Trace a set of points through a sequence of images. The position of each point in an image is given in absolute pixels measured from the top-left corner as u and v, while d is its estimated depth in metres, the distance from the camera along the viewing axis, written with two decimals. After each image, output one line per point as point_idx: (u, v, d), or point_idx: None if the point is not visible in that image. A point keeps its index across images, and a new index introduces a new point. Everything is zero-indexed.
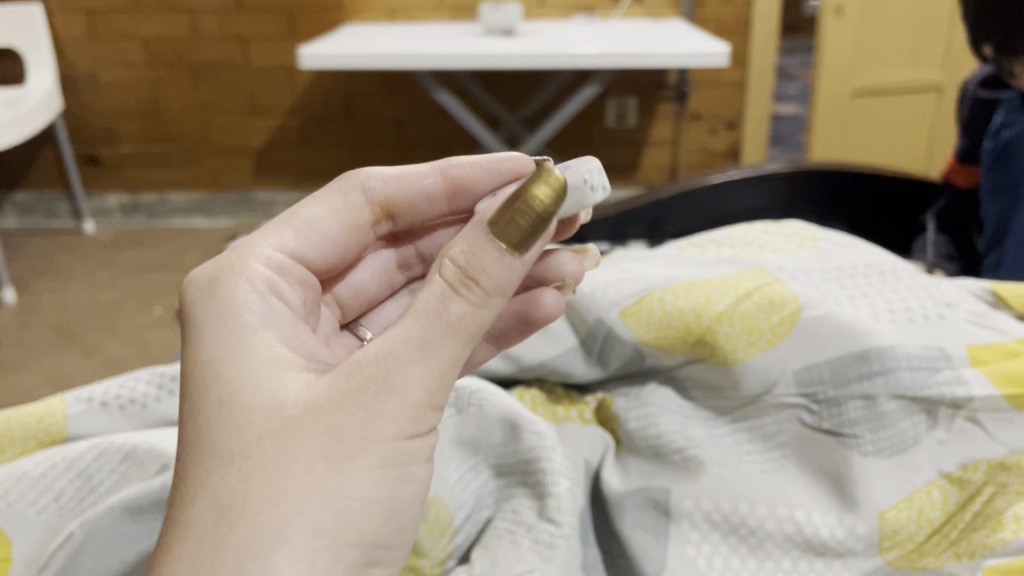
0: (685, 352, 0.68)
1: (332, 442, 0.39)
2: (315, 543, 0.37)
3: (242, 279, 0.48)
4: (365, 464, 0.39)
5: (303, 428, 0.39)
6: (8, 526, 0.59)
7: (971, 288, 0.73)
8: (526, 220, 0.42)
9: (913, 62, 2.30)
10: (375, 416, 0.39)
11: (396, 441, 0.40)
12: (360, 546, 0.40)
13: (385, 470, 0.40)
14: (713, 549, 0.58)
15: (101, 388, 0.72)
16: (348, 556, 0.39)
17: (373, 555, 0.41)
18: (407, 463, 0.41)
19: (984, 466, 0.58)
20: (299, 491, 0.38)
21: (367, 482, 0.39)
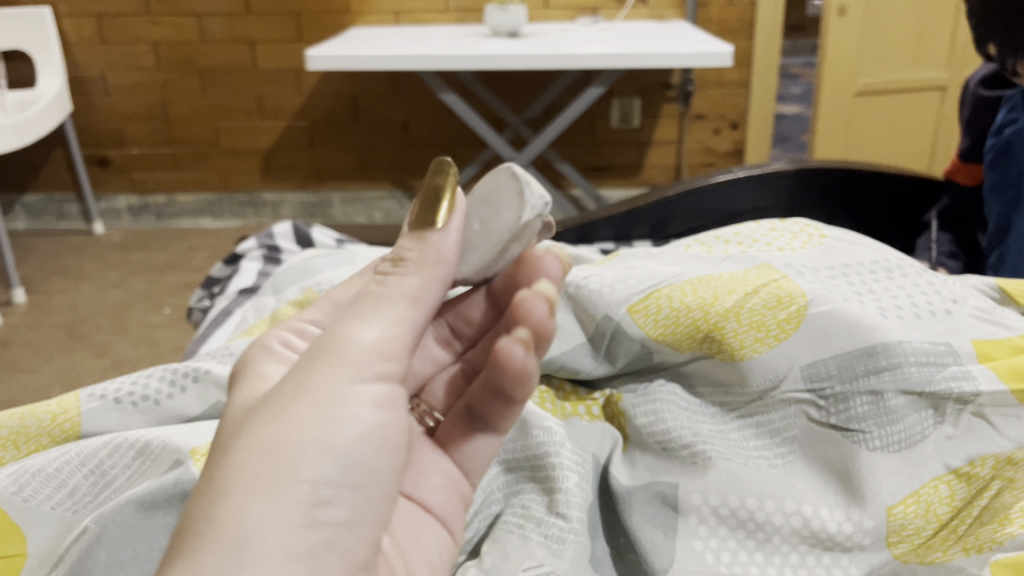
0: (692, 348, 0.69)
1: (271, 402, 0.39)
2: (251, 485, 0.36)
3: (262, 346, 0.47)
4: (302, 407, 0.39)
5: (258, 405, 0.40)
6: (24, 521, 0.60)
7: (978, 284, 0.73)
8: (440, 205, 0.44)
9: (916, 62, 2.30)
10: (315, 370, 0.40)
11: (337, 384, 0.39)
12: (316, 486, 0.37)
13: (322, 406, 0.39)
14: (721, 543, 0.59)
15: (114, 386, 0.73)
16: (300, 494, 0.37)
17: (332, 497, 0.38)
18: (359, 406, 0.40)
19: (991, 461, 0.59)
20: (242, 451, 0.38)
21: (308, 422, 0.38)
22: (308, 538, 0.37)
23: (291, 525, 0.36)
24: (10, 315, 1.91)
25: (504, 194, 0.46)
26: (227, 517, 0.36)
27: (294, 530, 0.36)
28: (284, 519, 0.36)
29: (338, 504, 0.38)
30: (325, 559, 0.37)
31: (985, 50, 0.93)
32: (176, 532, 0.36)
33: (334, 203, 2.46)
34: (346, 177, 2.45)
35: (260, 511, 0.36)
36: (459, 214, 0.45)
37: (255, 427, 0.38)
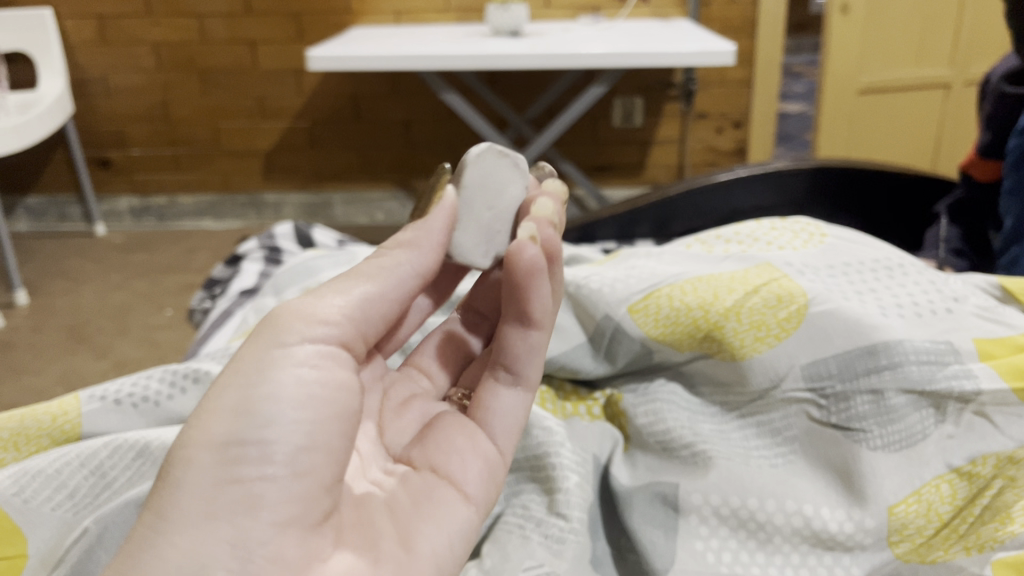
0: (693, 348, 0.69)
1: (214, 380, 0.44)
2: (176, 456, 0.41)
3: None
4: (226, 381, 0.43)
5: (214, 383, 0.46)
6: (24, 522, 0.60)
7: (979, 283, 0.73)
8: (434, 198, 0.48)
9: (920, 60, 2.30)
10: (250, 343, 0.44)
11: (258, 357, 0.43)
12: (226, 448, 0.41)
13: (244, 374, 0.43)
14: (722, 543, 0.59)
15: (114, 387, 0.73)
16: (209, 458, 0.41)
17: (245, 454, 0.41)
18: (275, 365, 0.43)
19: (993, 460, 0.58)
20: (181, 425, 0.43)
21: (231, 391, 0.42)
22: (229, 494, 0.41)
23: (207, 485, 0.40)
24: (12, 317, 1.92)
25: (494, 173, 0.50)
26: (157, 486, 0.41)
27: (211, 490, 0.40)
28: (201, 482, 0.40)
29: (266, 457, 0.41)
30: (252, 512, 0.41)
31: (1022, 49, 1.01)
32: None
33: (337, 204, 2.46)
34: (348, 178, 2.45)
35: (178, 474, 0.41)
36: (448, 204, 0.48)
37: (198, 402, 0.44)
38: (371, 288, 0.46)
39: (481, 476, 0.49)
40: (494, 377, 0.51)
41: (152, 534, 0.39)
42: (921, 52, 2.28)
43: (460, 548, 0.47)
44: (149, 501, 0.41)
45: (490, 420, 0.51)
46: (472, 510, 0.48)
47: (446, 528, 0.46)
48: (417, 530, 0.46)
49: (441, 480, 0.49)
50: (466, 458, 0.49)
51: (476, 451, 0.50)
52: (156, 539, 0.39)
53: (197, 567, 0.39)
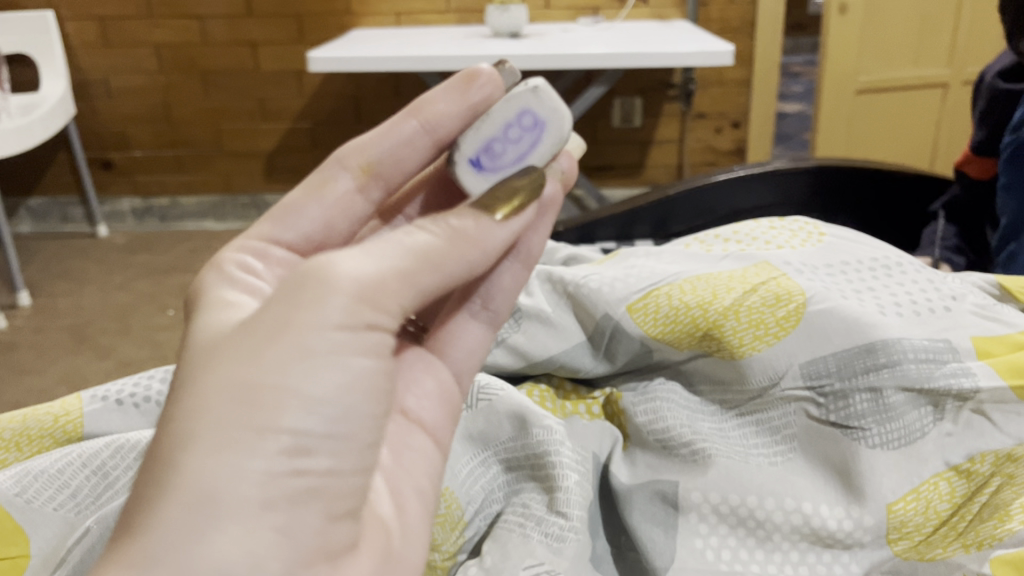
0: (691, 347, 0.69)
1: (246, 344, 0.39)
2: (226, 437, 0.37)
3: (218, 267, 0.52)
4: (283, 353, 0.39)
5: (228, 343, 0.40)
6: (27, 522, 0.61)
7: (977, 282, 0.73)
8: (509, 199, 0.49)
9: (918, 60, 2.30)
10: (293, 306, 0.40)
11: (321, 332, 0.39)
12: (288, 438, 0.38)
13: (306, 351, 0.39)
14: (721, 541, 0.59)
15: (116, 387, 0.73)
16: (270, 447, 0.37)
17: (304, 445, 0.39)
18: (332, 352, 0.40)
19: (991, 458, 0.59)
20: (210, 396, 0.38)
21: (293, 370, 0.39)
22: (287, 486, 0.38)
23: (266, 473, 0.37)
24: (13, 318, 1.92)
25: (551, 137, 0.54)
26: (201, 468, 0.36)
27: (268, 480, 0.37)
28: (259, 472, 0.37)
29: (324, 445, 0.39)
30: (309, 503, 0.39)
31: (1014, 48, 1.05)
32: (147, 475, 0.37)
33: None
34: None
35: (230, 462, 0.37)
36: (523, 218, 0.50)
37: (229, 369, 0.39)
38: (398, 264, 0.43)
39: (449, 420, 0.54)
40: (466, 311, 0.56)
41: (207, 525, 0.36)
42: (921, 51, 2.29)
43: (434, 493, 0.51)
44: (191, 486, 0.36)
45: (455, 358, 0.55)
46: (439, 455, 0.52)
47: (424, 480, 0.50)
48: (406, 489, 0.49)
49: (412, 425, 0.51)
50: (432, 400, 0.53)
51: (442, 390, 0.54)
52: (212, 532, 0.35)
53: (250, 562, 0.36)
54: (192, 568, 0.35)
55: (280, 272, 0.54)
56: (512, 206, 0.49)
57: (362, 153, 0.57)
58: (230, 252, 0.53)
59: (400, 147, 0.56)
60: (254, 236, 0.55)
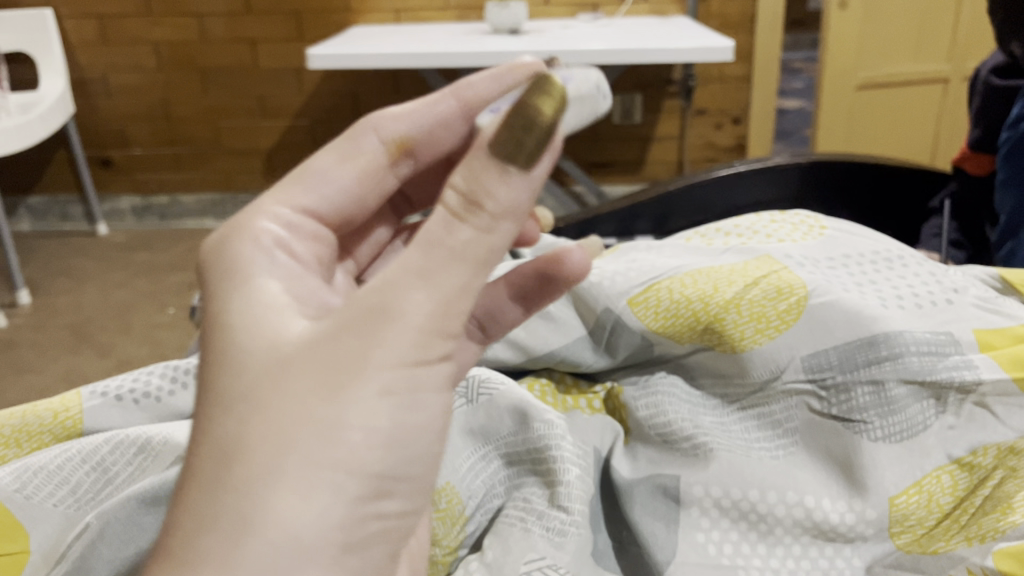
0: (692, 340, 0.69)
1: (323, 370, 0.35)
2: (315, 479, 0.34)
3: (248, 237, 0.43)
4: (367, 391, 0.35)
5: (299, 363, 0.35)
6: (26, 517, 0.61)
7: (979, 275, 0.72)
8: (530, 139, 0.36)
9: (918, 56, 2.30)
10: (380, 336, 0.35)
11: (404, 363, 0.36)
12: (371, 480, 0.36)
13: (394, 392, 0.36)
14: (723, 535, 0.59)
15: (115, 383, 0.73)
16: (354, 488, 0.35)
17: (384, 487, 0.36)
18: (417, 389, 0.36)
19: (994, 451, 0.58)
20: (289, 429, 0.34)
21: (382, 409, 0.35)
22: (366, 528, 0.36)
23: (348, 521, 0.35)
24: (13, 316, 1.92)
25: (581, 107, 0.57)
26: (287, 508, 0.33)
27: (353, 523, 0.35)
28: (345, 516, 0.35)
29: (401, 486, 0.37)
30: (380, 545, 0.37)
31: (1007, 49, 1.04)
32: (218, 511, 0.34)
33: None
34: None
35: (315, 508, 0.34)
36: (553, 150, 0.38)
37: (309, 400, 0.35)
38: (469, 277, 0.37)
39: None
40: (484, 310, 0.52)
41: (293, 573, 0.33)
42: (921, 47, 2.28)
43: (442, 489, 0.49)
44: (277, 529, 0.33)
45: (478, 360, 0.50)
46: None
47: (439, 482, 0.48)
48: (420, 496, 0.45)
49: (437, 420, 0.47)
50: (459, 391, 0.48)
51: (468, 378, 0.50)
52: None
53: None
54: None
55: (314, 248, 0.47)
56: (533, 147, 0.36)
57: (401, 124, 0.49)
58: (262, 221, 0.44)
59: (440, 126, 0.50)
60: (279, 205, 0.46)
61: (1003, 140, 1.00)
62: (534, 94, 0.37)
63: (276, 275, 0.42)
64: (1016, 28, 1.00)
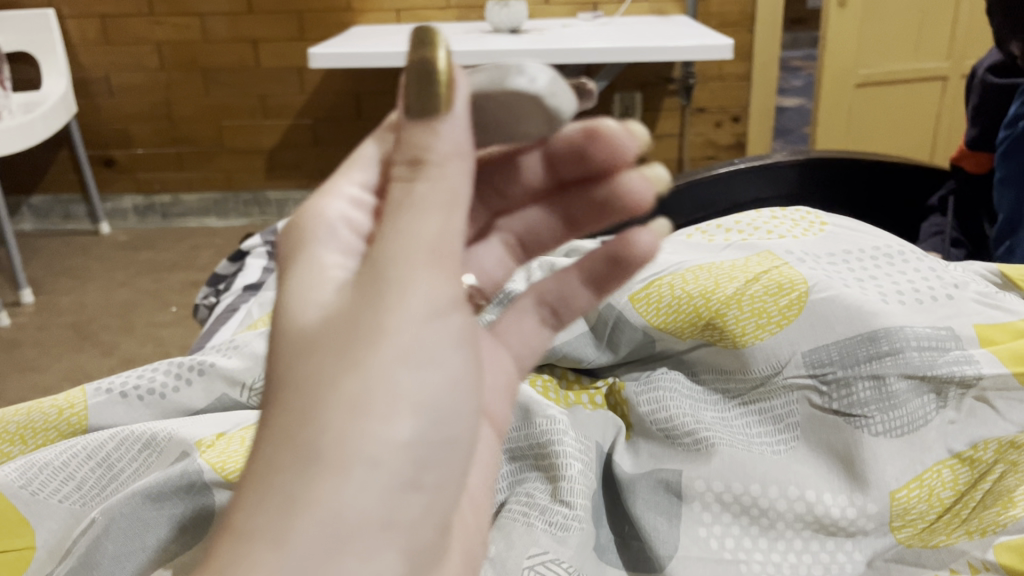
0: (694, 336, 0.70)
1: (349, 339, 0.31)
2: (349, 457, 0.30)
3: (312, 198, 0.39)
4: (394, 357, 0.31)
5: (327, 336, 0.32)
6: (31, 513, 0.62)
7: (979, 270, 0.73)
8: (435, 85, 0.32)
9: (918, 53, 2.30)
10: (403, 295, 0.31)
11: (433, 324, 0.32)
12: (409, 457, 0.32)
13: (424, 356, 0.32)
14: (725, 530, 0.59)
15: (120, 379, 0.74)
16: (392, 466, 0.31)
17: (424, 462, 0.32)
18: (448, 355, 0.33)
19: (994, 445, 0.59)
20: (319, 406, 0.31)
21: (410, 377, 0.31)
22: (407, 511, 0.32)
23: (385, 502, 0.31)
24: (17, 315, 1.92)
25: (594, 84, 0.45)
26: (323, 490, 0.30)
27: (395, 505, 0.31)
28: (386, 496, 0.31)
29: (438, 458, 0.33)
30: (424, 525, 0.33)
31: (1006, 48, 1.04)
32: (250, 500, 0.30)
33: None
34: None
35: (351, 489, 0.30)
36: (459, 88, 0.33)
37: (337, 374, 0.31)
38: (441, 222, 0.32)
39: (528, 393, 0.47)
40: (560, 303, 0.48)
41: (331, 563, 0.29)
42: (920, 44, 2.28)
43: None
44: (314, 515, 0.29)
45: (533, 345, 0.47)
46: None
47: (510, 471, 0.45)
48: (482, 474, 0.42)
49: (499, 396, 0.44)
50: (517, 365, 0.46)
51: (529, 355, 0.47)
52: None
53: None
54: None
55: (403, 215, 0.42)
56: (435, 90, 0.32)
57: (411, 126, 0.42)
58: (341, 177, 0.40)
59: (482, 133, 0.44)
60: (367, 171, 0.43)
61: (1001, 139, 1.00)
62: (420, 51, 0.33)
63: (331, 247, 0.36)
64: (1015, 27, 1.00)
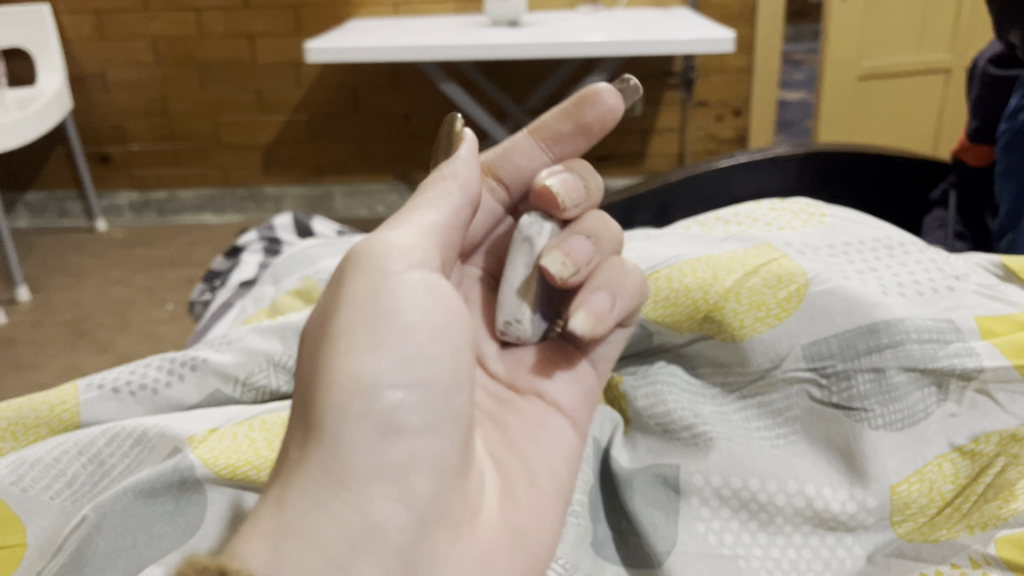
0: (692, 329, 0.69)
1: (324, 348, 0.45)
2: (326, 424, 0.42)
3: None
4: (351, 348, 0.44)
5: (315, 350, 0.46)
6: (22, 511, 0.61)
7: (982, 262, 0.71)
8: (452, 135, 0.52)
9: (918, 45, 2.29)
10: (358, 305, 0.46)
11: (379, 320, 0.45)
12: (375, 417, 0.43)
13: (376, 342, 0.45)
14: (723, 525, 0.59)
15: (112, 374, 0.73)
16: (361, 425, 0.43)
17: (392, 419, 0.44)
18: (398, 338, 0.45)
19: (995, 438, 0.57)
20: (309, 396, 0.44)
21: (366, 356, 0.44)
22: (388, 461, 0.43)
23: (366, 451, 0.42)
24: (12, 312, 1.92)
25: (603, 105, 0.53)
26: (316, 449, 0.42)
27: (375, 455, 0.43)
28: (366, 449, 0.42)
29: (410, 410, 0.44)
30: (413, 470, 0.44)
31: (1007, 39, 1.03)
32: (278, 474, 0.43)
33: (337, 196, 2.48)
34: (350, 166, 2.44)
35: (334, 444, 0.42)
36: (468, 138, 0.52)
37: (318, 373, 0.44)
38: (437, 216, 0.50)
39: (585, 405, 0.59)
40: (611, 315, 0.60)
41: (323, 497, 0.41)
42: (922, 37, 2.27)
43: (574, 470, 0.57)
44: (309, 468, 0.41)
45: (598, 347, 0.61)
46: (578, 434, 0.58)
47: (568, 464, 0.56)
48: (541, 465, 0.55)
49: (548, 407, 0.58)
50: (571, 382, 0.59)
51: (577, 374, 0.59)
52: (333, 503, 0.41)
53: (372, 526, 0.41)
54: (319, 533, 0.39)
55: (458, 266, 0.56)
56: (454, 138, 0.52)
57: (483, 159, 0.59)
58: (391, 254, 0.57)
59: (533, 165, 0.57)
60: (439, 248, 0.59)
61: (1002, 131, 0.99)
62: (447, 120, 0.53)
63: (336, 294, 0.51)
64: (1016, 17, 0.99)
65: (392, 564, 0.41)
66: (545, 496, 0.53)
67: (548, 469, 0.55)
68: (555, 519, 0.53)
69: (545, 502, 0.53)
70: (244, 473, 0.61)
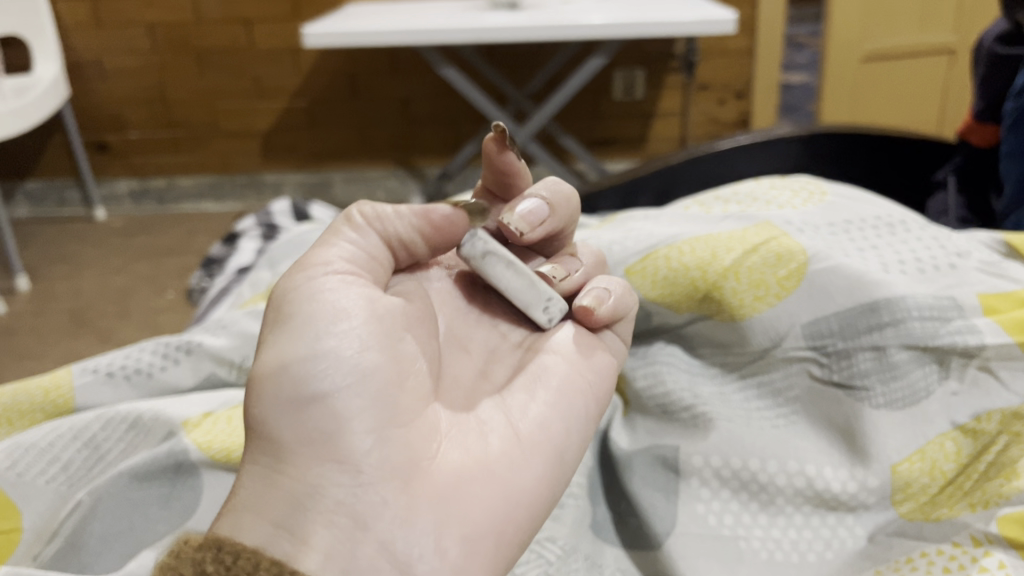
0: (691, 309, 0.69)
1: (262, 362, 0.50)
2: (255, 422, 0.46)
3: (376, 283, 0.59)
4: (269, 351, 0.48)
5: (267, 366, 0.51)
6: (17, 495, 0.60)
7: (985, 240, 0.70)
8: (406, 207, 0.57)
9: (921, 26, 2.27)
10: (277, 322, 0.50)
11: (290, 321, 0.49)
12: (290, 398, 0.46)
13: (294, 336, 0.48)
14: (723, 506, 0.58)
15: (107, 359, 0.73)
16: (280, 409, 0.46)
17: (305, 394, 0.46)
18: (311, 329, 0.48)
19: (998, 416, 0.57)
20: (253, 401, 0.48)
21: (280, 350, 0.48)
22: (314, 429, 0.45)
23: (290, 429, 0.45)
24: (13, 301, 1.91)
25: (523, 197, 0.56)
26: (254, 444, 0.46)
27: (300, 430, 0.45)
28: (289, 427, 0.45)
29: (325, 377, 0.46)
30: (341, 429, 0.45)
31: (1012, 16, 1.02)
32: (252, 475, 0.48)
33: (337, 182, 2.47)
34: (349, 153, 2.44)
35: (265, 434, 0.45)
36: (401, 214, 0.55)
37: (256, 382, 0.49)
38: (354, 235, 0.54)
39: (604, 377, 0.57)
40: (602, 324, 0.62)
41: (264, 478, 0.44)
42: (924, 17, 2.25)
43: (577, 434, 0.53)
44: (251, 458, 0.45)
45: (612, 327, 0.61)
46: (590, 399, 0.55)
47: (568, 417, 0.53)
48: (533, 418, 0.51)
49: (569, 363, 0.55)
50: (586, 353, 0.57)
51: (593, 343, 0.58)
52: (272, 480, 0.44)
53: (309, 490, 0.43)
54: (261, 504, 0.43)
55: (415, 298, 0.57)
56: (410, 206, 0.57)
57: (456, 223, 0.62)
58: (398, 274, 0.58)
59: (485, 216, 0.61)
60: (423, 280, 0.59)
61: (1009, 111, 0.97)
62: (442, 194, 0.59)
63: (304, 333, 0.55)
64: None
65: (339, 516, 0.42)
66: (532, 443, 0.50)
67: (543, 427, 0.51)
68: (542, 466, 0.50)
69: (540, 450, 0.50)
70: (239, 457, 0.61)
